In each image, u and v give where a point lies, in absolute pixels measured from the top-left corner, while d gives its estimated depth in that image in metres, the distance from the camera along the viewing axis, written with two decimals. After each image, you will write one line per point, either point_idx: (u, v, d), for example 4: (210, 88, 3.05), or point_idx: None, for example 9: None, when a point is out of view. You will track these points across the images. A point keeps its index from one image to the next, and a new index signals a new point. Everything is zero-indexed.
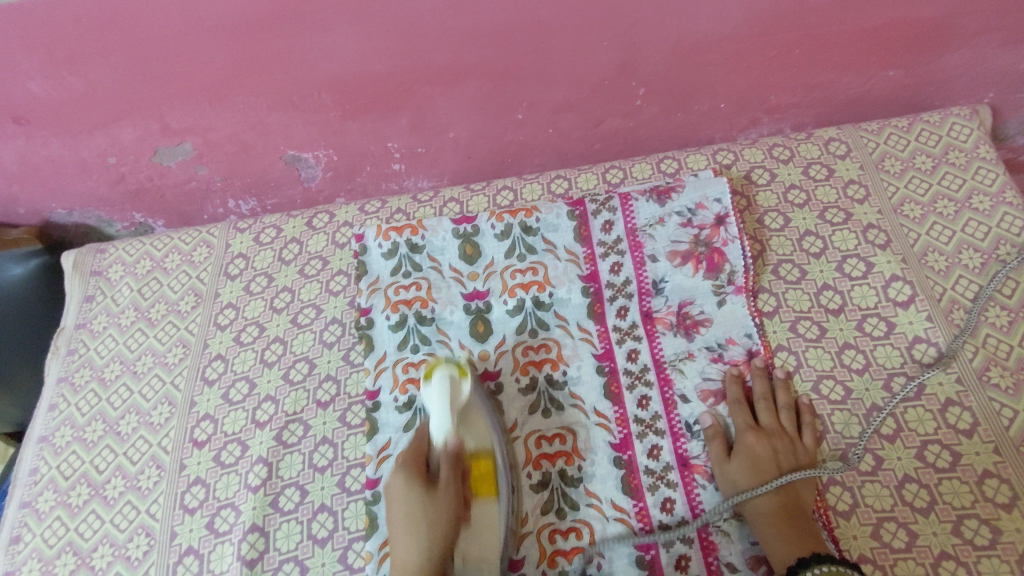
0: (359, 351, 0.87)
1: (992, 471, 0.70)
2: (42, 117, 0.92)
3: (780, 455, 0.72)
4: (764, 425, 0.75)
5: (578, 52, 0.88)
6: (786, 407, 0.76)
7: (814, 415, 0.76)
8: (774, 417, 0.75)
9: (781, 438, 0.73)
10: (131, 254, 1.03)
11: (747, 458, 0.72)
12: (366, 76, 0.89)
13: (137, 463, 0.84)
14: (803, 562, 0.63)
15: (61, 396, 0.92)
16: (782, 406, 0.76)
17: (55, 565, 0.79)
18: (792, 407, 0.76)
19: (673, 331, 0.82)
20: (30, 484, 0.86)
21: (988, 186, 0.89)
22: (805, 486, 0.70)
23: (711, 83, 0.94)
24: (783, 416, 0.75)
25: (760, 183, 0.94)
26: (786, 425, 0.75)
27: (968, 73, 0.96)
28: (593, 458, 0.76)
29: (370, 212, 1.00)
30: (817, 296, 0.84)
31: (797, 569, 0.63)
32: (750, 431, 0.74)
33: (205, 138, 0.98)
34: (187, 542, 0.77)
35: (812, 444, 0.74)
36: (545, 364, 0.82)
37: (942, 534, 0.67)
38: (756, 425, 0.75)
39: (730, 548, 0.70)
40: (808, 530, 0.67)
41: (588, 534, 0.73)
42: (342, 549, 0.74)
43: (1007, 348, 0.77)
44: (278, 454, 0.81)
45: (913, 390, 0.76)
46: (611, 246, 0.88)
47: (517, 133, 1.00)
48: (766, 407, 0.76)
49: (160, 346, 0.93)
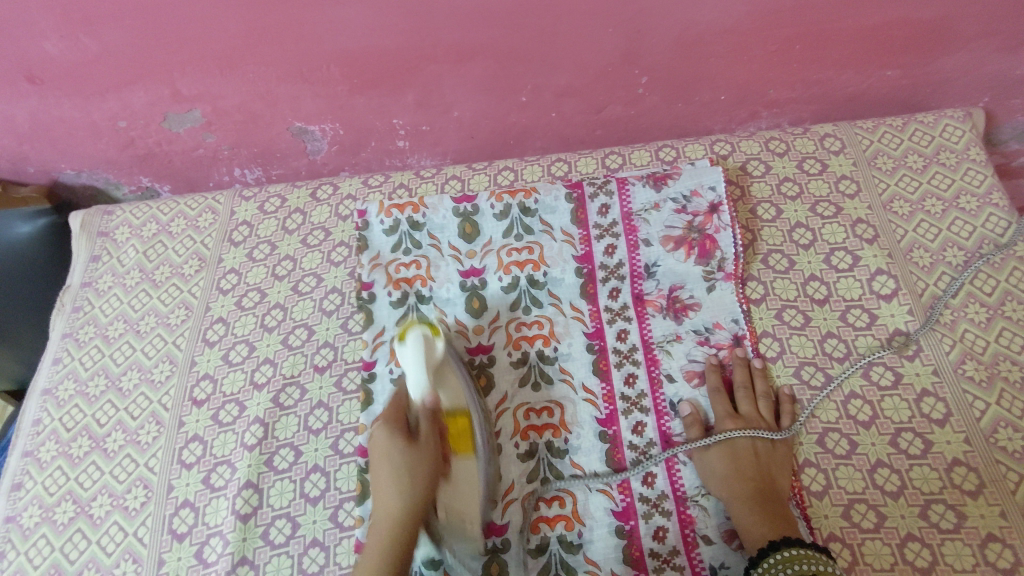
0: (357, 320, 0.89)
1: (961, 459, 0.73)
2: (54, 77, 0.94)
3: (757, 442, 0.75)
4: (743, 415, 0.78)
5: (583, 37, 0.90)
6: (763, 396, 0.79)
7: (794, 405, 0.79)
8: (753, 405, 0.78)
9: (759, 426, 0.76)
10: (137, 217, 1.05)
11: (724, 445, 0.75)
12: (374, 52, 0.91)
13: (137, 418, 0.87)
14: (773, 545, 0.65)
15: (65, 351, 0.94)
16: (760, 395, 0.79)
17: (55, 512, 0.81)
18: (770, 397, 0.79)
19: (662, 314, 0.84)
20: (33, 434, 0.88)
21: (976, 188, 0.91)
22: (781, 472, 0.74)
23: (713, 75, 0.96)
24: (761, 405, 0.78)
25: (755, 175, 0.96)
26: (764, 413, 0.78)
27: (965, 76, 0.98)
28: (579, 432, 0.79)
29: (373, 186, 1.02)
30: (804, 286, 0.86)
31: (764, 552, 0.65)
32: (729, 419, 0.77)
33: (214, 106, 0.99)
34: (183, 495, 0.80)
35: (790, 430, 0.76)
36: (537, 340, 0.84)
37: (909, 516, 0.70)
38: (735, 413, 0.78)
39: (706, 521, 0.73)
40: (780, 513, 0.70)
41: (571, 503, 0.76)
42: (333, 508, 0.77)
43: (984, 343, 0.80)
44: (274, 415, 0.83)
45: (891, 379, 0.78)
46: (606, 228, 0.90)
47: (521, 115, 1.02)
48: (745, 397, 0.79)
49: (163, 308, 0.95)
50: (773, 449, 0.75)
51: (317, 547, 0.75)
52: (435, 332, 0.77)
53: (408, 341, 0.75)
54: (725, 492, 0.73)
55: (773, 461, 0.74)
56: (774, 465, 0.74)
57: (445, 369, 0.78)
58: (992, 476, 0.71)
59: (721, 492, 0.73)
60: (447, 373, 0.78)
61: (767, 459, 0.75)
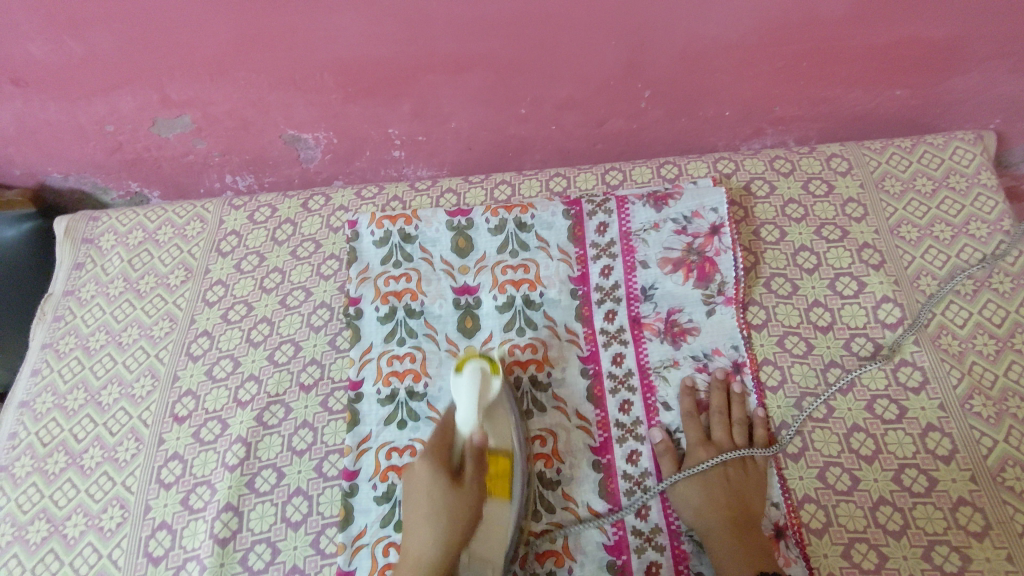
0: (345, 337, 0.87)
1: (967, 499, 0.70)
2: (40, 79, 0.91)
3: (728, 470, 0.73)
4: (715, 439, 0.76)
5: (584, 50, 0.87)
6: (738, 421, 0.77)
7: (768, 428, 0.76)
8: (727, 431, 0.76)
9: (731, 453, 0.74)
10: (123, 224, 1.02)
11: (696, 474, 0.73)
12: (368, 61, 0.89)
13: (116, 434, 0.84)
14: None
15: (45, 362, 0.92)
16: (735, 421, 0.77)
17: (28, 530, 0.79)
18: (744, 423, 0.77)
19: (659, 338, 0.82)
20: (9, 448, 0.86)
21: (986, 214, 0.88)
22: (754, 499, 0.71)
23: (717, 91, 0.94)
24: (735, 431, 0.76)
25: (759, 196, 0.93)
26: (737, 439, 0.76)
27: (977, 97, 0.95)
28: (572, 461, 0.76)
29: (366, 197, 0.99)
30: (806, 312, 0.83)
31: None
32: (701, 447, 0.75)
33: (204, 112, 0.97)
34: (161, 517, 0.77)
35: (763, 458, 0.74)
36: (530, 365, 0.82)
37: (912, 558, 0.68)
38: (708, 440, 0.76)
39: (701, 558, 0.70)
40: (758, 546, 0.68)
41: (562, 537, 0.73)
42: (314, 534, 0.74)
43: (992, 376, 0.77)
44: (257, 435, 0.81)
45: (895, 412, 0.76)
46: (603, 248, 0.87)
47: (519, 127, 1.00)
48: (719, 423, 0.76)
49: (147, 319, 0.93)
50: (744, 475, 0.73)
51: (297, 575, 0.72)
52: (496, 370, 0.74)
53: (465, 372, 0.73)
54: (694, 521, 0.71)
55: (746, 489, 0.72)
56: (748, 493, 0.72)
57: (496, 409, 0.75)
58: (1000, 518, 0.68)
59: (697, 525, 0.71)
60: (499, 415, 0.75)
61: (740, 486, 0.72)
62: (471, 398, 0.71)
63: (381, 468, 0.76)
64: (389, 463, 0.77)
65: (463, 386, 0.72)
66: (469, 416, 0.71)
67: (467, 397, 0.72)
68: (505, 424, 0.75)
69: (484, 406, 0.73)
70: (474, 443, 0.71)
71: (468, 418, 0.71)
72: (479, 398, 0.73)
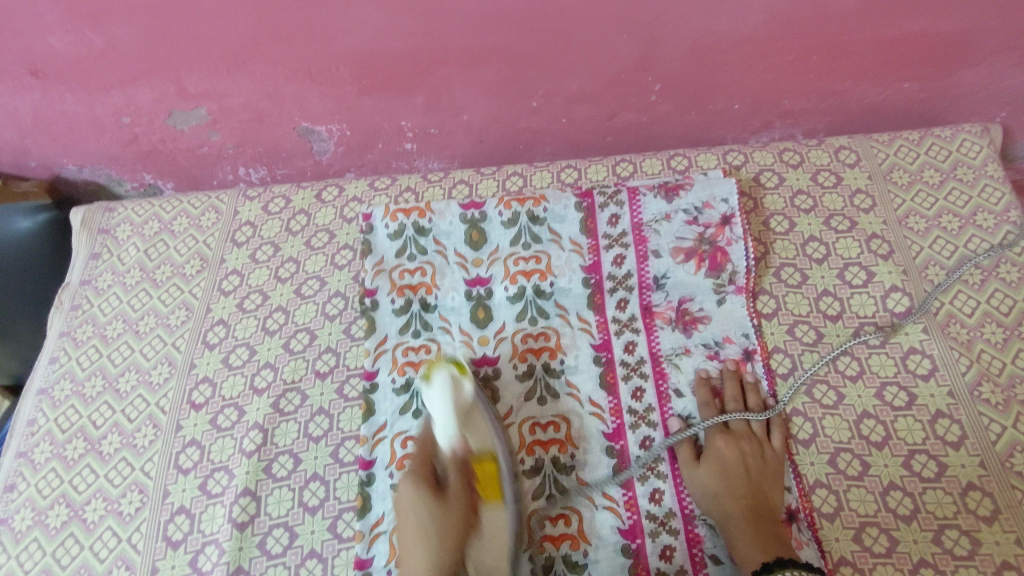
0: (360, 326, 0.88)
1: (975, 484, 0.71)
2: (58, 71, 0.92)
3: (747, 458, 0.74)
4: (733, 431, 0.76)
5: (596, 43, 0.88)
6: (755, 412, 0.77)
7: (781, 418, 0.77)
8: (745, 422, 0.76)
9: (749, 441, 0.75)
10: (139, 215, 1.03)
11: (715, 463, 0.74)
12: (383, 53, 0.90)
13: (134, 420, 0.85)
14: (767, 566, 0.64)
15: (62, 350, 0.93)
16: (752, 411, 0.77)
17: (48, 515, 0.80)
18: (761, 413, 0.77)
19: (671, 326, 0.83)
20: (27, 434, 0.87)
21: (993, 205, 0.89)
22: (771, 489, 0.72)
23: (727, 84, 0.95)
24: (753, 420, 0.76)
25: (769, 187, 0.94)
26: (754, 429, 0.76)
27: (983, 91, 0.96)
28: (585, 447, 0.77)
29: (379, 189, 1.00)
30: (816, 301, 0.84)
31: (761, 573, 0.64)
32: (719, 435, 0.76)
33: (219, 104, 0.98)
34: (179, 501, 0.78)
35: (779, 446, 0.75)
36: (543, 353, 0.83)
37: (922, 541, 0.68)
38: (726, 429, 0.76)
39: (714, 540, 0.71)
40: (775, 534, 0.68)
41: (576, 521, 0.74)
42: (332, 518, 0.75)
43: (1000, 364, 0.78)
44: (274, 421, 0.82)
45: (904, 399, 0.77)
46: (615, 238, 0.88)
47: (530, 120, 1.01)
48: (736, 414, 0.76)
49: (164, 308, 0.94)
50: (763, 464, 0.73)
51: (315, 558, 0.73)
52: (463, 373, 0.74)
53: (433, 382, 0.72)
54: (718, 512, 0.71)
55: (764, 478, 0.72)
56: (766, 481, 0.72)
57: (473, 413, 0.75)
58: (1008, 502, 0.69)
59: (714, 513, 0.71)
60: (475, 415, 0.74)
61: (759, 475, 0.72)
62: (444, 404, 0.71)
63: (397, 456, 0.77)
64: (405, 451, 0.78)
65: (436, 399, 0.72)
66: (448, 428, 0.71)
67: (441, 407, 0.71)
68: (485, 426, 0.74)
69: (461, 412, 0.72)
70: (456, 455, 0.72)
71: (447, 426, 0.71)
72: (451, 368, 0.74)
